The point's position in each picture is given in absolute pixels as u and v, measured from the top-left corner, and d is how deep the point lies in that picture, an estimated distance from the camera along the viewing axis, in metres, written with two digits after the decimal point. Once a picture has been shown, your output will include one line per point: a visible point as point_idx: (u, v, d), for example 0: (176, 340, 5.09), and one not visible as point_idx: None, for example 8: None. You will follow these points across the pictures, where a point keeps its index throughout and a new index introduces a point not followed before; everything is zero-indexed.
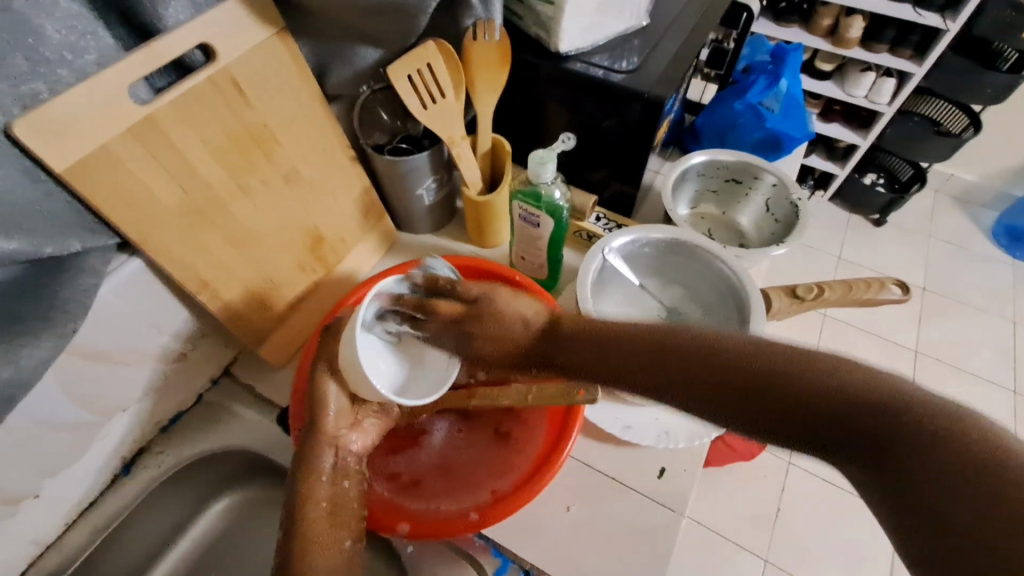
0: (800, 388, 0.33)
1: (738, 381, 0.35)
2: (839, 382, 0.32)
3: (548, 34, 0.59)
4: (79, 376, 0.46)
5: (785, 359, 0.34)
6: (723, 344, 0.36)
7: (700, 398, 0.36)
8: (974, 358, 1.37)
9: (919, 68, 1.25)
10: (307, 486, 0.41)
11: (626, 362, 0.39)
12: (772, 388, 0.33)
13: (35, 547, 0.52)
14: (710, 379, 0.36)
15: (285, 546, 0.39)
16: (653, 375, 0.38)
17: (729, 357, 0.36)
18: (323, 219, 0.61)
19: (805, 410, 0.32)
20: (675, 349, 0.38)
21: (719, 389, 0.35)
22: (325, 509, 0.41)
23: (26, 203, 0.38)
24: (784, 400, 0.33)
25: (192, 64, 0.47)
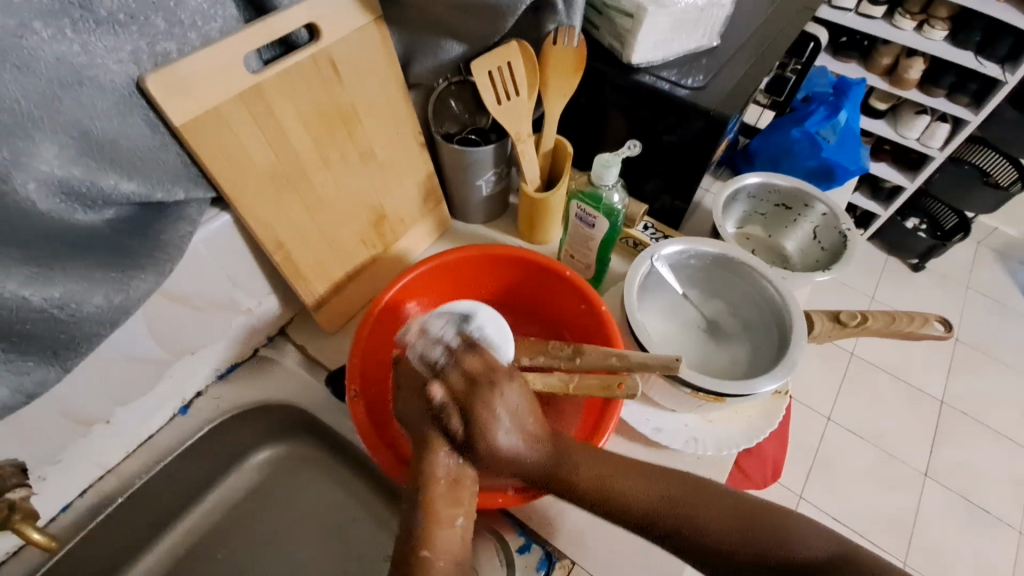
0: (718, 528, 0.39)
1: (725, 539, 0.39)
2: (755, 522, 0.39)
3: (623, 45, 0.62)
4: (161, 316, 0.50)
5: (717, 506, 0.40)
6: (705, 500, 0.41)
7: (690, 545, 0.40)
8: (1000, 416, 1.34)
9: (975, 115, 1.24)
10: (426, 465, 0.43)
11: (636, 498, 0.41)
12: (685, 512, 0.40)
13: (96, 468, 0.56)
14: (640, 510, 0.41)
15: (406, 523, 0.41)
16: (663, 521, 0.40)
17: (653, 492, 0.42)
18: (388, 198, 0.65)
19: (702, 532, 0.39)
20: (677, 499, 0.41)
21: (629, 497, 0.42)
22: (445, 486, 0.42)
23: (147, 152, 0.42)
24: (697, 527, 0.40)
25: (297, 41, 0.51)
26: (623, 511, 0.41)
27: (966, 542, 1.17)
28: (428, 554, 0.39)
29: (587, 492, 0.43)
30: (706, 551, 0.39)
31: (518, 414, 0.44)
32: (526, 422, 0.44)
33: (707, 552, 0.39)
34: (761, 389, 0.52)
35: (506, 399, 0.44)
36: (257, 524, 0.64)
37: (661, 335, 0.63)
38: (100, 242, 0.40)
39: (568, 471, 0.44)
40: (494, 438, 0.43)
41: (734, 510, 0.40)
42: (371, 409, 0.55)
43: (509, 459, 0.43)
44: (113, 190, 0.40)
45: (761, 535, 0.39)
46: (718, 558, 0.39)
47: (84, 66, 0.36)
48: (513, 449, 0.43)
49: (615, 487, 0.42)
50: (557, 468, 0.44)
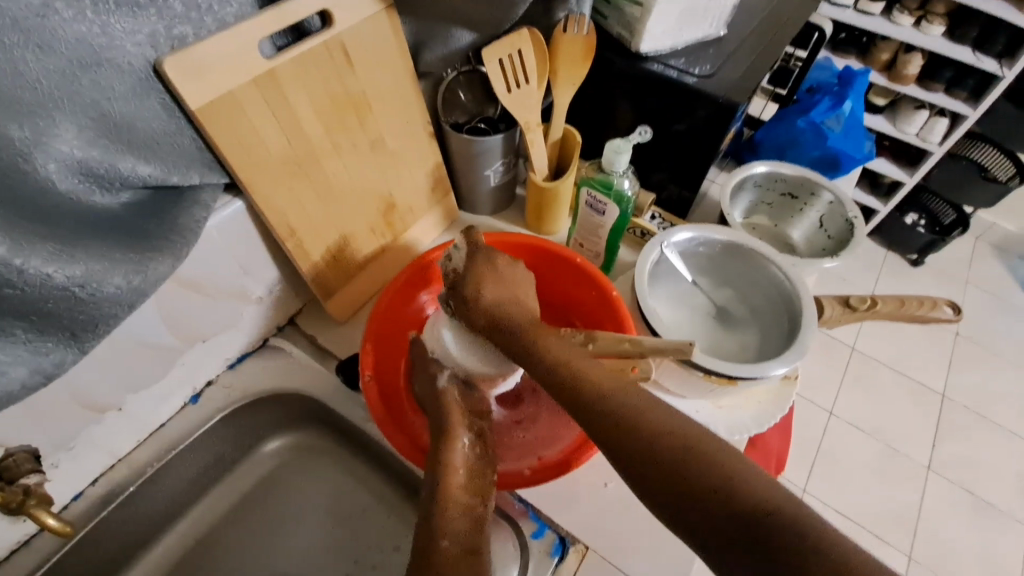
0: (668, 448, 0.37)
1: (673, 452, 0.37)
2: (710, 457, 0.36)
3: (632, 34, 0.63)
4: (175, 301, 0.50)
5: (682, 431, 0.38)
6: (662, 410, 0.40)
7: (629, 439, 0.39)
8: (1001, 408, 1.35)
9: (972, 111, 1.25)
10: (444, 451, 0.44)
11: (599, 392, 0.41)
12: (642, 426, 0.39)
13: (108, 457, 0.55)
14: (597, 403, 0.41)
15: (425, 510, 0.41)
16: (612, 412, 0.40)
17: (613, 397, 0.41)
18: (398, 188, 0.65)
19: (652, 447, 0.38)
20: (644, 410, 0.40)
21: (594, 391, 0.41)
22: (463, 474, 0.44)
23: (163, 135, 0.42)
24: (641, 432, 0.38)
25: (309, 28, 0.51)
26: (574, 393, 0.42)
27: (968, 535, 1.18)
28: (445, 542, 0.39)
29: (553, 364, 0.44)
30: (647, 452, 0.38)
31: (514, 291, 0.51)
32: (518, 300, 0.51)
33: (648, 452, 0.38)
34: (773, 372, 0.52)
35: (513, 278, 0.53)
36: (267, 515, 0.64)
37: (671, 322, 0.63)
38: (117, 224, 0.41)
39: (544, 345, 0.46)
40: (483, 289, 0.50)
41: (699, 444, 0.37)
42: (386, 398, 0.55)
43: (486, 307, 0.49)
44: (130, 173, 0.40)
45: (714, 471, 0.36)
46: (658, 458, 0.37)
47: (103, 47, 0.36)
48: (498, 306, 0.50)
49: (579, 367, 0.43)
50: (529, 334, 0.47)
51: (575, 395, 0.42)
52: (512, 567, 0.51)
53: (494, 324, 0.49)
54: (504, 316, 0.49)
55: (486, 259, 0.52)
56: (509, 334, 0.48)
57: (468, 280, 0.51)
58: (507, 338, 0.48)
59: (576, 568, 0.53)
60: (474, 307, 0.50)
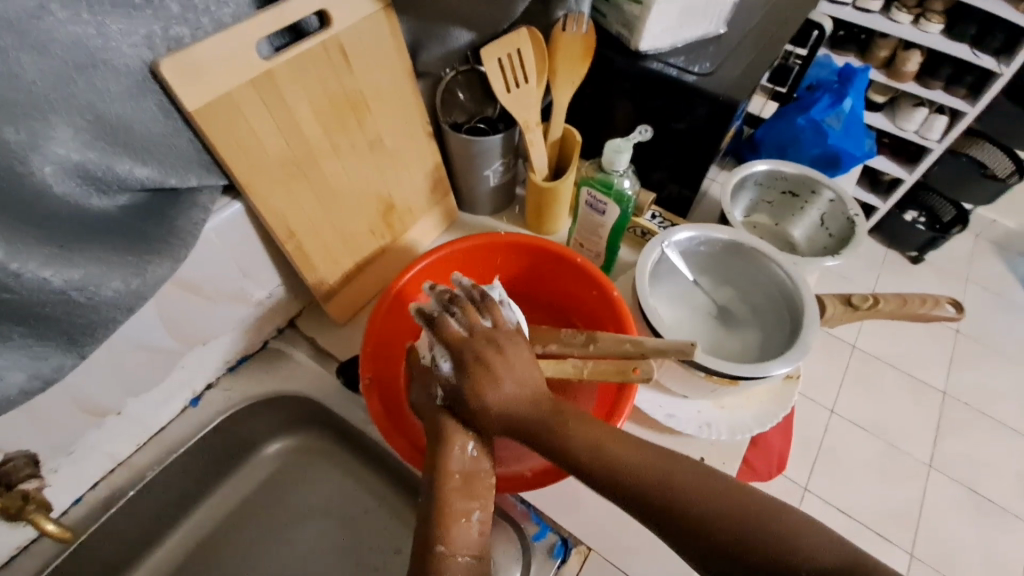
0: (705, 517, 0.36)
1: (716, 520, 0.36)
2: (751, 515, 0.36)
3: (631, 32, 0.62)
4: (174, 305, 0.50)
5: (714, 495, 0.37)
6: (695, 473, 0.39)
7: (665, 510, 0.37)
8: (1002, 406, 1.34)
9: (970, 108, 1.25)
10: (443, 452, 0.44)
11: (627, 468, 0.39)
12: (675, 494, 0.38)
13: (108, 461, 0.55)
14: (626, 476, 0.39)
15: (424, 514, 0.41)
16: (661, 499, 0.38)
17: (638, 468, 0.39)
18: (397, 189, 0.64)
19: (690, 515, 0.37)
20: (675, 474, 0.39)
21: (619, 463, 0.40)
22: (463, 477, 0.43)
23: (160, 138, 0.42)
24: (677, 503, 0.37)
25: (307, 29, 0.51)
26: (603, 470, 0.40)
27: (970, 533, 1.18)
28: (444, 549, 0.39)
29: (578, 446, 0.41)
30: (689, 525, 0.36)
31: (521, 376, 0.45)
32: (524, 382, 0.45)
33: (687, 526, 0.36)
34: (775, 372, 0.52)
35: (508, 361, 0.45)
36: (268, 517, 0.64)
37: (673, 321, 0.63)
38: (115, 227, 0.40)
39: (565, 430, 0.42)
40: (484, 395, 0.43)
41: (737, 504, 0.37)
42: (386, 400, 0.54)
43: (499, 414, 0.43)
44: (128, 175, 0.40)
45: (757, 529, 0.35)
46: (698, 533, 0.36)
47: (99, 48, 0.36)
48: (505, 401, 0.43)
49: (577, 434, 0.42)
50: (548, 425, 0.42)
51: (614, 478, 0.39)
52: (514, 569, 0.51)
53: (511, 428, 0.43)
54: (519, 422, 0.43)
55: (479, 348, 0.45)
56: (531, 434, 0.43)
57: (467, 393, 0.44)
58: (527, 434, 0.43)
59: (578, 569, 0.52)
60: (485, 420, 0.43)
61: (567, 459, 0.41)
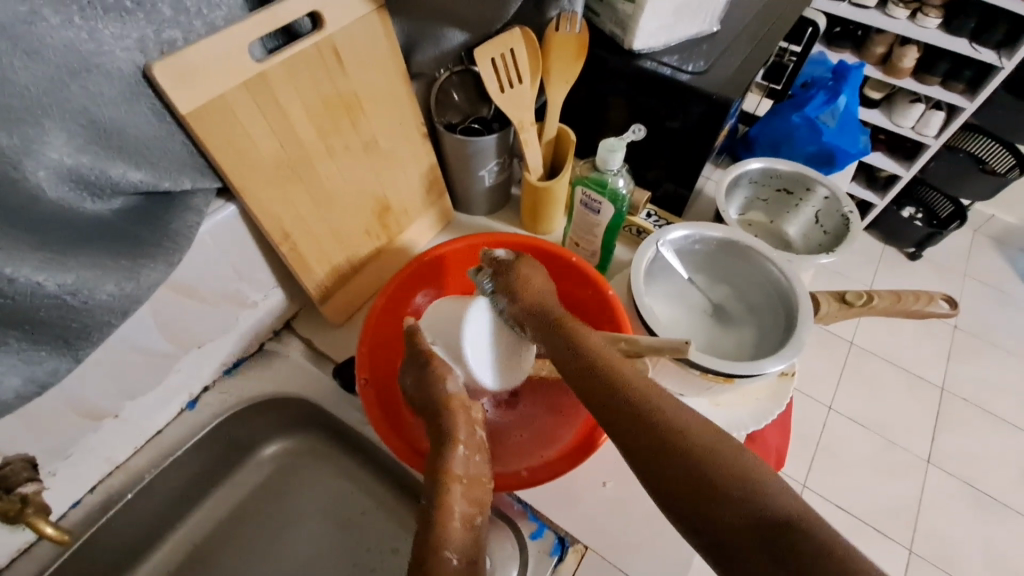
0: (673, 434, 0.38)
1: (686, 440, 0.38)
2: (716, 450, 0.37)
3: (625, 31, 0.62)
4: (170, 307, 0.50)
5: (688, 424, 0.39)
6: (694, 419, 0.40)
7: (638, 427, 0.40)
8: (1000, 401, 1.35)
9: (969, 103, 1.24)
10: (444, 457, 0.43)
11: (622, 388, 0.42)
12: (650, 412, 0.40)
13: (106, 464, 0.55)
14: (613, 391, 0.42)
15: (424, 516, 0.40)
16: (636, 413, 0.40)
17: (630, 386, 0.42)
18: (392, 189, 0.65)
19: (657, 433, 0.39)
20: (660, 399, 0.41)
21: (614, 377, 0.43)
22: (463, 482, 0.43)
23: (154, 141, 0.42)
24: (648, 420, 0.40)
25: (300, 31, 0.51)
26: (599, 381, 0.43)
27: (969, 526, 1.18)
28: (449, 554, 0.37)
29: (591, 351, 0.46)
30: (655, 442, 0.38)
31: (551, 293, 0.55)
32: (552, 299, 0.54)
33: (654, 441, 0.38)
34: (769, 369, 0.52)
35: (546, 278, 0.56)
36: (266, 519, 0.64)
37: (669, 321, 0.63)
38: (109, 231, 0.40)
39: (581, 335, 0.48)
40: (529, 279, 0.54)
41: (708, 439, 0.38)
42: (383, 402, 0.54)
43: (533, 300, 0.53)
44: (121, 179, 0.40)
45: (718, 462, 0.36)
46: (661, 451, 0.38)
47: (92, 53, 0.36)
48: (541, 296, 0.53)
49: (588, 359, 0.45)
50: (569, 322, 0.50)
51: (640, 420, 0.40)
52: (512, 567, 0.52)
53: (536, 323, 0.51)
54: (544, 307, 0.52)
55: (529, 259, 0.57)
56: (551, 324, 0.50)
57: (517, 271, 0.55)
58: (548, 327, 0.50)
59: (575, 568, 0.53)
60: (524, 294, 0.53)
61: (578, 365, 0.45)
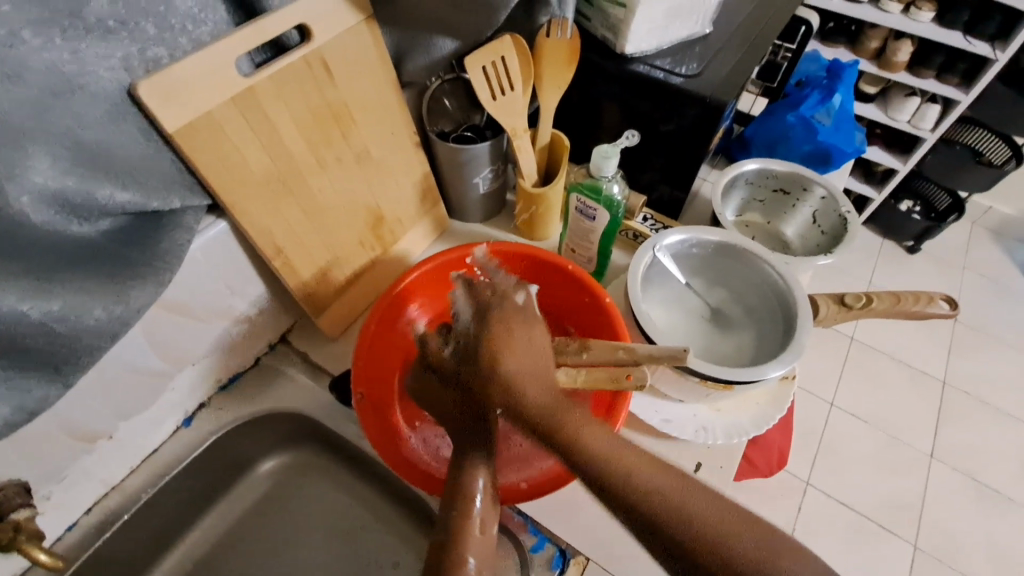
0: (672, 512, 0.33)
1: (684, 520, 0.33)
2: (720, 530, 0.33)
3: (616, 36, 0.62)
4: (161, 325, 0.50)
5: (683, 502, 0.34)
6: (691, 492, 0.34)
7: (628, 505, 0.35)
8: (1002, 393, 1.35)
9: (965, 95, 1.24)
10: (463, 477, 0.40)
11: (607, 459, 0.36)
12: (638, 494, 0.34)
13: (101, 485, 0.55)
14: (598, 469, 0.36)
15: (435, 546, 0.37)
16: (622, 487, 0.35)
17: (612, 463, 0.36)
18: (386, 200, 0.64)
19: (652, 513, 0.34)
20: (651, 474, 0.35)
21: (595, 455, 0.37)
22: (481, 499, 0.39)
23: (141, 161, 0.41)
24: (640, 499, 0.34)
25: (288, 44, 0.50)
26: (588, 464, 0.36)
27: (973, 520, 1.18)
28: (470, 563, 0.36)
29: (564, 433, 0.38)
30: (651, 523, 0.34)
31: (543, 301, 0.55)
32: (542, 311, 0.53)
33: (649, 522, 0.34)
34: (769, 375, 0.52)
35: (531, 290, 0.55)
36: (265, 534, 0.64)
37: (667, 327, 0.63)
38: (98, 254, 0.40)
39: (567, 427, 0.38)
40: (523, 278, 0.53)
41: (706, 523, 0.33)
42: (381, 417, 0.54)
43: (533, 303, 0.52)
44: (109, 201, 0.39)
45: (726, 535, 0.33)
46: (658, 533, 0.33)
47: (75, 74, 0.35)
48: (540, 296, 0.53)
49: (571, 424, 0.39)
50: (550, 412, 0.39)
51: (641, 516, 0.34)
52: None
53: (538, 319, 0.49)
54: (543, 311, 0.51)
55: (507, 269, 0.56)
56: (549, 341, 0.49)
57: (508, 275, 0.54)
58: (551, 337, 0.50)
59: None
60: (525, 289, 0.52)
61: (548, 434, 0.39)
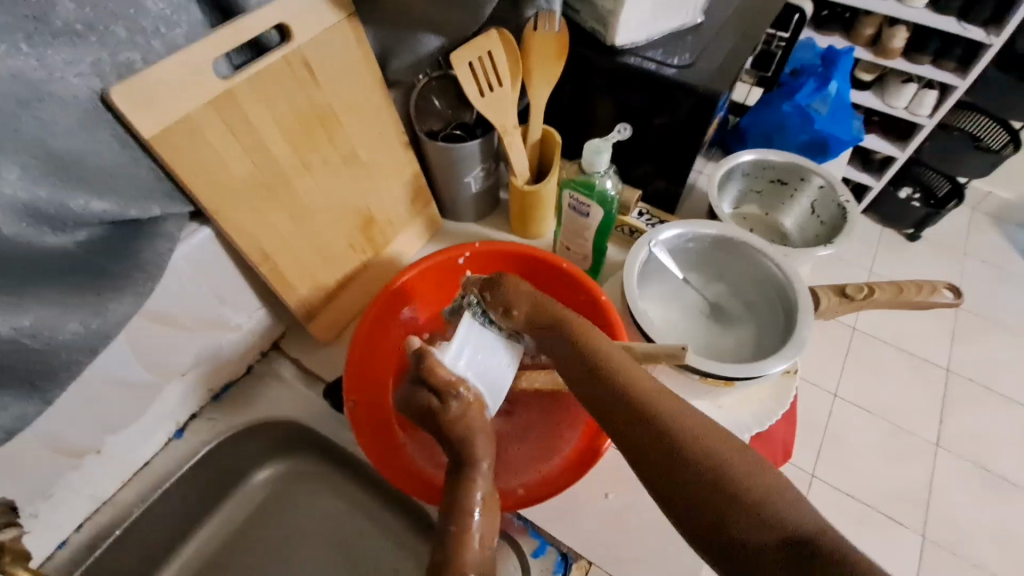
0: (681, 426, 0.36)
1: (693, 430, 0.35)
2: (731, 453, 0.34)
3: (606, 28, 0.60)
4: (146, 336, 0.48)
5: (698, 423, 0.36)
6: (702, 414, 0.37)
7: (639, 414, 0.37)
8: (1007, 379, 1.33)
9: (963, 81, 1.22)
10: (462, 490, 0.42)
11: (628, 381, 0.40)
12: (654, 406, 0.38)
13: (91, 501, 0.54)
14: (622, 385, 0.40)
15: (437, 554, 0.39)
16: (639, 401, 0.38)
17: (633, 383, 0.39)
18: (376, 202, 0.63)
19: (661, 422, 0.37)
20: (671, 397, 0.38)
21: (619, 380, 0.40)
22: (480, 510, 0.41)
23: (117, 169, 0.40)
24: (656, 410, 0.37)
25: (268, 44, 0.49)
26: (605, 378, 0.40)
27: (982, 509, 1.17)
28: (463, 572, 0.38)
29: (593, 355, 0.42)
30: (657, 429, 0.36)
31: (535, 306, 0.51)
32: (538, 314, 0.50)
33: (656, 431, 0.36)
34: (771, 371, 0.50)
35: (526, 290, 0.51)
36: (262, 545, 0.63)
37: (666, 323, 0.61)
38: (74, 266, 0.39)
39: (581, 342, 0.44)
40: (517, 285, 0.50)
41: (719, 439, 0.35)
42: (373, 424, 0.53)
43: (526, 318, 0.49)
44: (83, 211, 0.38)
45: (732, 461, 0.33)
46: (662, 435, 0.36)
47: (43, 81, 0.34)
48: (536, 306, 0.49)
49: (601, 358, 0.42)
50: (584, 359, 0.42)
51: (646, 422, 0.37)
52: None
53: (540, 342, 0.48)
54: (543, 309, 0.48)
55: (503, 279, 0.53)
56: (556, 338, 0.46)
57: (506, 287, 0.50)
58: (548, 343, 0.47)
59: None
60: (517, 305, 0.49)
61: (578, 365, 0.42)
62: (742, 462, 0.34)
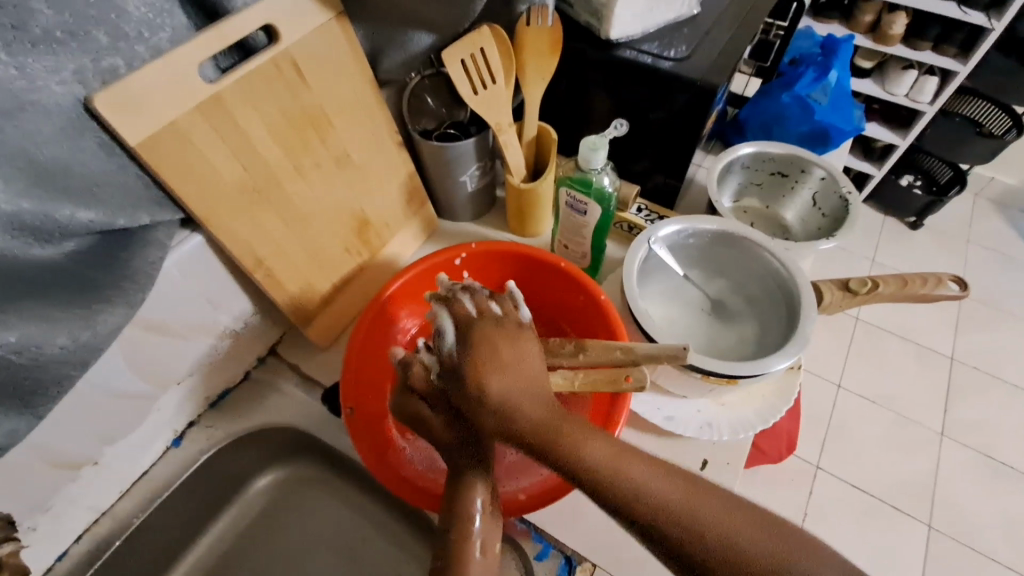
0: (668, 510, 0.34)
1: (684, 514, 0.34)
2: (726, 529, 0.33)
3: (600, 21, 0.59)
4: (140, 346, 0.48)
5: (680, 496, 0.35)
6: (678, 483, 0.36)
7: (622, 507, 0.35)
8: (1012, 366, 1.32)
9: (964, 67, 1.21)
10: (460, 497, 0.42)
11: (597, 465, 0.37)
12: (635, 496, 0.35)
13: (90, 513, 0.53)
14: (597, 473, 0.36)
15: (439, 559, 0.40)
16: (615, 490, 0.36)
17: (609, 463, 0.37)
18: (370, 203, 0.62)
19: (649, 513, 0.35)
20: (644, 472, 0.36)
21: (588, 463, 0.37)
22: (480, 516, 0.41)
23: (103, 177, 0.39)
24: (640, 496, 0.35)
25: (255, 46, 0.48)
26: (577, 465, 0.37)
27: (988, 497, 1.16)
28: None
29: (558, 437, 0.39)
30: (650, 521, 0.34)
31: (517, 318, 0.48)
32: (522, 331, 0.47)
33: (647, 522, 0.35)
34: (775, 368, 0.50)
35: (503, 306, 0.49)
36: (264, 552, 0.62)
37: (667, 321, 0.61)
38: (62, 278, 0.38)
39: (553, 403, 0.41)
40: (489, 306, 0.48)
41: (706, 511, 0.34)
42: (372, 430, 0.53)
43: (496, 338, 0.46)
44: (70, 221, 0.37)
45: (727, 533, 0.33)
46: (655, 527, 0.34)
47: (24, 89, 0.33)
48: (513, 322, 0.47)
49: (562, 432, 0.39)
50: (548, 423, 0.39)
51: (639, 517, 0.35)
52: None
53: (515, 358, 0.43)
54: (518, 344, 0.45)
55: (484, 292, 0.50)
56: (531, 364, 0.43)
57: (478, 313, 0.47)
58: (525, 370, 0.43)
59: None
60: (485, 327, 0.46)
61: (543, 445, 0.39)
62: (734, 532, 0.33)
